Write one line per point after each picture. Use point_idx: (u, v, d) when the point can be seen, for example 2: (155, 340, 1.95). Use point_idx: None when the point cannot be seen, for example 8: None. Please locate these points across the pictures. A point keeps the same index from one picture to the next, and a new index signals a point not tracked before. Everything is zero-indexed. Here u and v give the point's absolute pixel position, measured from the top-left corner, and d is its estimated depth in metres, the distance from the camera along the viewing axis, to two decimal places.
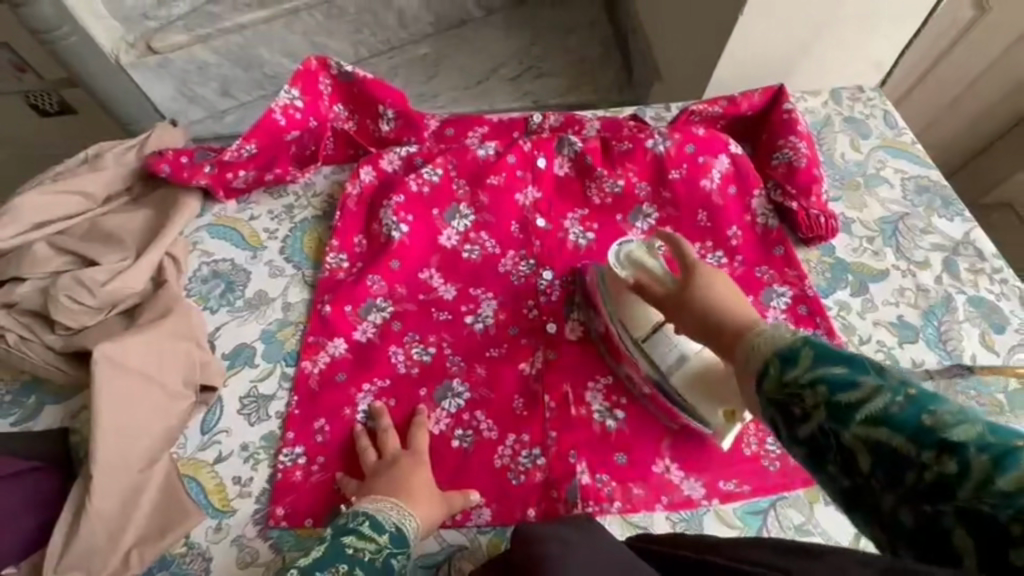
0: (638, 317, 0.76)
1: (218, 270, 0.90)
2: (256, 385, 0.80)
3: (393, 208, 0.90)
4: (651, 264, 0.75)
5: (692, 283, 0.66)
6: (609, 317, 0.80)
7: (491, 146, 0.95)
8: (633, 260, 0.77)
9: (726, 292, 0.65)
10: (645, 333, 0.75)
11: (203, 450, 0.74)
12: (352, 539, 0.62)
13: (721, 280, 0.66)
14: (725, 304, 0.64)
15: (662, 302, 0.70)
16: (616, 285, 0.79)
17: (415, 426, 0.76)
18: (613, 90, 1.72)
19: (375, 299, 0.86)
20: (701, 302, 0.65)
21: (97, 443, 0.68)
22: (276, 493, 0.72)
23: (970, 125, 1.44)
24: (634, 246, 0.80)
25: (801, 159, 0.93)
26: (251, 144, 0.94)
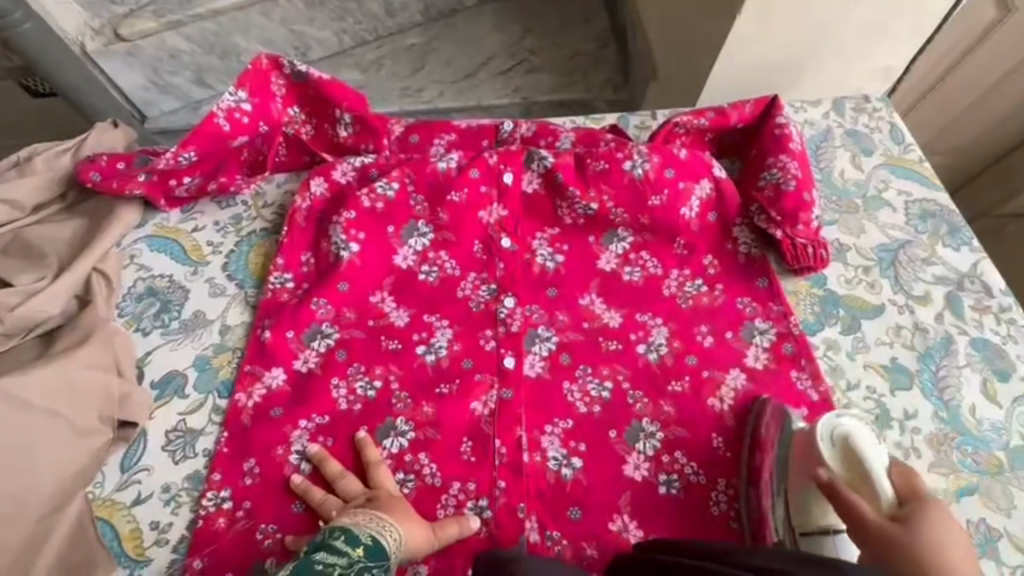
0: (813, 509, 0.63)
1: (155, 287, 0.83)
2: (184, 418, 0.74)
3: (342, 226, 0.83)
4: (870, 464, 0.60)
5: (917, 526, 0.54)
6: (772, 486, 0.67)
7: (454, 159, 0.87)
8: (848, 444, 0.62)
9: (942, 527, 0.53)
10: (807, 527, 0.63)
11: (122, 490, 0.69)
12: (323, 555, 0.57)
13: (951, 526, 0.54)
14: (956, 562, 0.51)
15: (870, 535, 0.55)
16: (807, 472, 0.64)
17: (371, 465, 0.70)
18: (608, 87, 1.63)
19: (320, 325, 0.80)
20: (924, 562, 0.51)
21: None
22: (195, 542, 0.66)
23: (985, 130, 1.31)
24: (856, 428, 0.63)
25: (789, 181, 0.84)
26: (189, 151, 0.87)
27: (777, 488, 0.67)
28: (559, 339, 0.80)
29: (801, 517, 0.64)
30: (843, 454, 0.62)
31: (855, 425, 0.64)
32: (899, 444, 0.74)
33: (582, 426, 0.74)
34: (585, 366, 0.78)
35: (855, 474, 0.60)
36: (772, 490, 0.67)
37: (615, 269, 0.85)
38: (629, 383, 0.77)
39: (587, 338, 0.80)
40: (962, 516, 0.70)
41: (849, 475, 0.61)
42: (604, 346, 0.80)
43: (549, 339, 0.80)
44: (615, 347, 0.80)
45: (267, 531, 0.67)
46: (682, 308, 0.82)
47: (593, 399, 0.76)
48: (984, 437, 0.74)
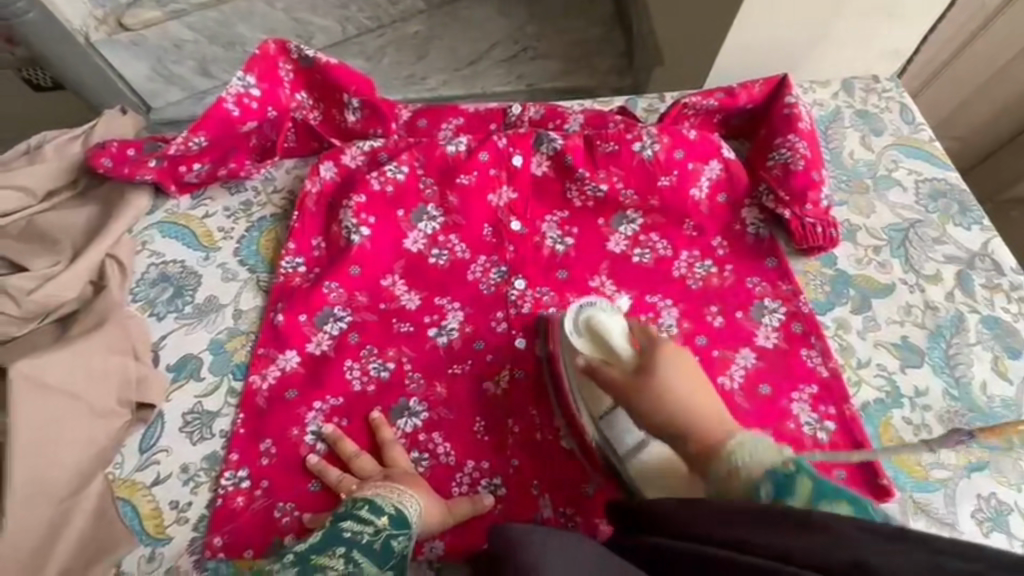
0: (596, 393, 0.70)
1: (167, 272, 0.84)
2: (200, 401, 0.74)
3: (353, 210, 0.83)
4: (612, 339, 0.68)
5: (654, 372, 0.64)
6: (567, 378, 0.73)
7: (463, 141, 0.87)
8: (592, 329, 0.70)
9: (676, 372, 0.64)
10: (601, 412, 0.69)
11: (141, 471, 0.70)
12: (350, 523, 0.61)
13: (691, 367, 0.65)
14: (676, 381, 0.63)
15: (617, 389, 0.65)
16: (576, 369, 0.71)
17: (386, 442, 0.71)
18: (613, 73, 1.62)
19: (332, 308, 0.80)
20: (656, 398, 0.62)
21: (17, 467, 0.64)
22: (214, 521, 0.67)
23: (995, 112, 1.26)
24: (598, 309, 0.72)
25: (799, 161, 0.84)
26: (200, 136, 0.87)
27: (574, 386, 0.72)
28: None
29: (604, 433, 0.69)
30: (589, 338, 0.70)
31: (597, 304, 0.72)
32: (910, 421, 0.75)
33: None
34: None
35: (604, 350, 0.69)
36: (570, 385, 0.72)
37: (625, 251, 0.86)
38: None
39: None
40: (973, 491, 0.71)
41: (599, 353, 0.69)
42: None
43: None
44: None
45: (285, 509, 0.68)
46: (692, 289, 0.83)
47: None
48: (996, 414, 0.75)
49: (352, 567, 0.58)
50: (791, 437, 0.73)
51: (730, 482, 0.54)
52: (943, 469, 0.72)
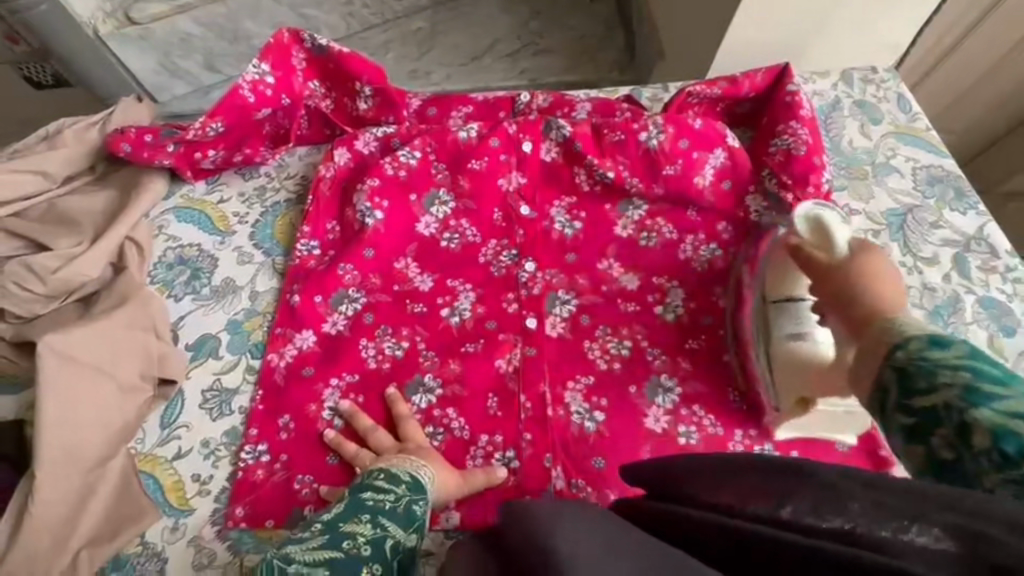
0: (786, 280, 0.72)
1: (185, 255, 0.86)
2: (219, 378, 0.76)
3: (367, 194, 0.85)
4: (835, 233, 0.66)
5: (854, 263, 0.59)
6: (756, 285, 0.77)
7: (474, 128, 0.89)
8: (818, 222, 0.68)
9: (876, 269, 0.58)
10: (778, 296, 0.72)
11: (163, 446, 0.71)
12: (370, 493, 0.62)
13: (887, 277, 0.58)
14: (876, 276, 0.57)
15: (811, 265, 0.63)
16: (778, 261, 0.73)
17: (400, 419, 0.73)
18: (615, 69, 1.65)
19: (347, 290, 0.82)
20: (852, 275, 0.58)
21: (44, 439, 0.65)
22: (236, 492, 0.69)
23: (1003, 98, 1.27)
24: (830, 213, 0.70)
25: (800, 146, 0.86)
26: (217, 121, 0.89)
27: (758, 294, 0.76)
28: (579, 302, 0.83)
29: (771, 315, 0.73)
30: (809, 229, 0.69)
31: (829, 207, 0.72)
32: None
33: (603, 381, 0.77)
34: (605, 326, 0.81)
35: (820, 238, 0.67)
36: (756, 291, 0.76)
37: (632, 235, 0.88)
38: (647, 341, 0.80)
39: (606, 301, 0.83)
40: None
41: (812, 238, 0.68)
42: (622, 308, 0.83)
43: (569, 301, 0.83)
44: (633, 308, 0.83)
45: (304, 482, 0.70)
46: (698, 270, 0.86)
47: (613, 356, 0.79)
48: None
49: (378, 530, 0.59)
50: None
51: (880, 339, 0.46)
52: None
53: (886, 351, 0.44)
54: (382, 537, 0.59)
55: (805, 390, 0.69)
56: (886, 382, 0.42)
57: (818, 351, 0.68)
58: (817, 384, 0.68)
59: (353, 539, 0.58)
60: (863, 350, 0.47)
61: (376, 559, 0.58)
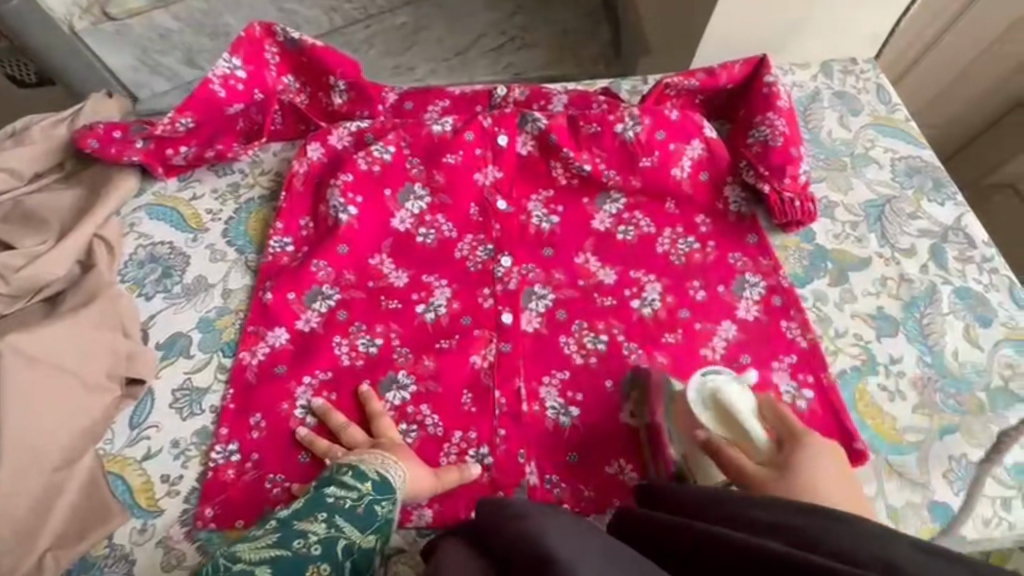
0: (713, 470, 0.67)
1: (157, 253, 0.85)
2: (190, 377, 0.75)
3: (340, 189, 0.84)
4: (743, 419, 0.64)
5: (793, 469, 0.60)
6: (674, 444, 0.70)
7: (448, 122, 0.88)
8: (720, 402, 0.66)
9: (813, 460, 0.60)
10: (712, 486, 0.67)
11: (132, 446, 0.70)
12: (333, 489, 0.62)
13: (824, 469, 0.60)
14: (822, 488, 0.59)
15: (756, 489, 0.60)
16: (690, 440, 0.69)
17: (375, 413, 0.72)
18: (599, 63, 1.64)
19: (321, 286, 0.81)
20: (805, 497, 0.58)
21: (7, 440, 0.64)
22: (205, 492, 0.68)
23: (986, 93, 1.27)
24: (722, 378, 0.68)
25: (777, 138, 0.86)
26: (186, 116, 0.88)
27: (677, 460, 0.69)
28: (555, 297, 0.82)
29: None
30: (716, 414, 0.67)
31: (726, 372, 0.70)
32: (885, 387, 0.77)
33: (579, 376, 0.76)
34: (581, 321, 0.81)
35: (735, 431, 0.65)
36: (675, 459, 0.70)
37: (610, 229, 0.88)
38: (624, 336, 0.80)
39: (583, 295, 0.83)
40: (945, 452, 0.73)
41: (725, 428, 0.66)
42: (599, 302, 0.82)
43: (546, 296, 0.82)
44: (609, 302, 0.82)
45: (275, 481, 0.69)
46: (676, 264, 0.86)
47: (589, 351, 0.78)
48: (967, 379, 0.77)
49: (332, 531, 0.59)
50: None
51: None
52: (916, 432, 0.74)
53: None
54: (336, 537, 0.59)
55: None
56: None
57: None
58: None
59: (305, 538, 0.58)
60: None
61: (325, 559, 0.57)
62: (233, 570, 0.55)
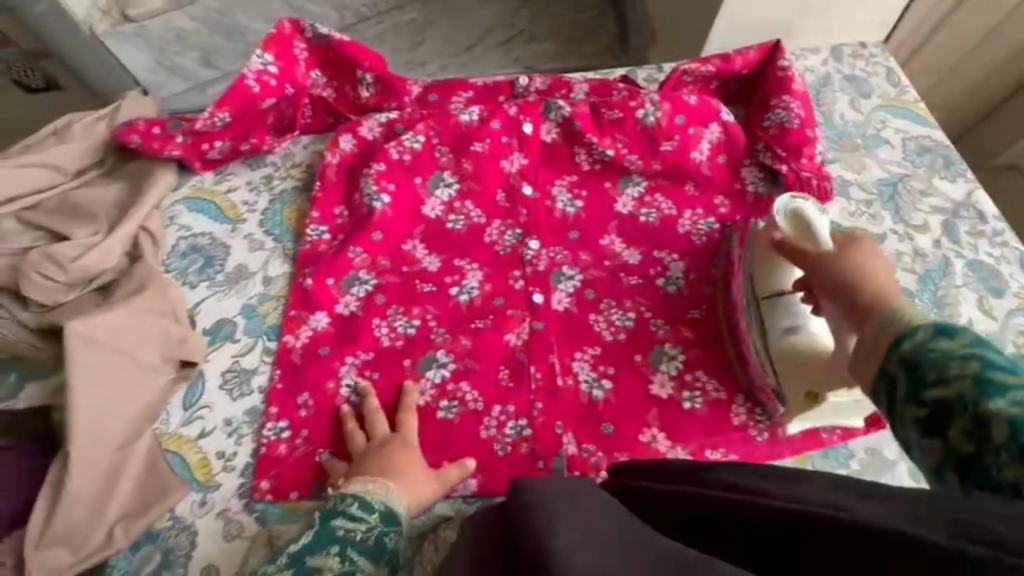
0: (773, 277, 0.75)
1: (197, 244, 0.88)
2: (237, 359, 0.79)
3: (374, 177, 0.87)
4: (816, 225, 0.71)
5: (849, 252, 0.59)
6: (741, 284, 0.79)
7: (475, 112, 0.91)
8: (800, 216, 0.74)
9: (873, 260, 0.58)
10: (767, 291, 0.75)
11: (187, 426, 0.74)
12: (341, 521, 0.61)
13: (878, 260, 0.58)
14: (877, 273, 0.56)
15: (801, 256, 0.63)
16: (763, 245, 0.76)
17: (404, 413, 0.74)
18: (606, 55, 1.67)
19: (357, 272, 0.85)
20: (849, 267, 0.57)
21: (74, 420, 0.67)
22: (260, 467, 0.71)
23: (982, 82, 1.31)
24: (809, 206, 0.76)
25: (794, 119, 0.89)
26: (224, 112, 0.91)
27: (746, 289, 0.78)
28: (583, 277, 0.85)
29: (763, 311, 0.75)
30: (794, 223, 0.74)
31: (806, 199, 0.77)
32: None
33: (610, 351, 0.80)
34: (610, 300, 0.84)
35: (803, 231, 0.72)
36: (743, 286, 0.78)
37: (632, 211, 0.91)
38: (651, 313, 0.83)
39: (610, 275, 0.86)
40: None
41: (795, 232, 0.73)
42: (626, 281, 0.85)
43: (574, 277, 0.85)
44: (636, 281, 0.85)
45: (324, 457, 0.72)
46: (697, 243, 0.88)
47: (618, 328, 0.82)
48: None
49: (347, 564, 0.59)
50: None
51: (888, 327, 0.45)
52: None
53: (891, 344, 0.43)
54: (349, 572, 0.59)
55: (814, 384, 0.70)
56: (895, 374, 0.42)
57: (818, 342, 0.71)
58: (818, 374, 0.70)
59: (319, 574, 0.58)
60: (863, 344, 0.46)
61: None
62: None
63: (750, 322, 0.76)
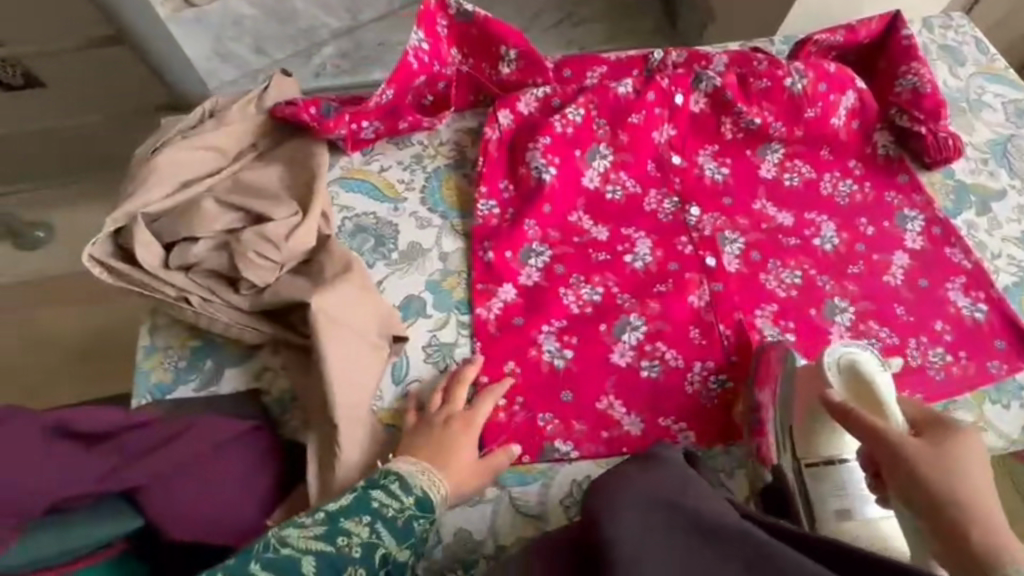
0: (818, 441, 0.70)
1: (362, 224, 0.87)
2: (435, 334, 0.80)
3: (541, 150, 0.89)
4: (877, 387, 0.67)
5: (940, 451, 0.55)
6: (775, 421, 0.73)
7: (630, 84, 0.93)
8: (855, 371, 0.70)
9: (973, 463, 0.54)
10: (813, 458, 0.70)
11: (402, 400, 0.75)
12: (379, 493, 0.62)
13: (976, 457, 0.55)
14: (978, 481, 0.53)
15: (881, 441, 0.57)
16: (808, 394, 0.72)
17: (489, 393, 0.74)
18: (656, 35, 1.66)
19: (532, 244, 0.86)
20: (949, 475, 0.53)
21: (332, 394, 0.69)
22: (488, 435, 0.74)
23: (1006, 48, 1.46)
24: (865, 357, 0.71)
25: (926, 85, 0.95)
26: (391, 89, 0.90)
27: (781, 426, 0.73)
28: (746, 240, 0.89)
29: (807, 478, 0.70)
30: (849, 381, 0.70)
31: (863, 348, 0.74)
32: None
33: (785, 307, 0.84)
34: (774, 259, 0.88)
35: (862, 392, 0.68)
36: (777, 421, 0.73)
37: (776, 176, 0.95)
38: (815, 271, 0.88)
39: (769, 237, 0.90)
40: None
41: (855, 395, 0.68)
42: (785, 242, 0.90)
43: (737, 240, 0.89)
44: (795, 242, 0.90)
45: (547, 419, 0.75)
46: (842, 205, 0.94)
47: (788, 285, 0.86)
48: None
49: (374, 537, 0.58)
50: (955, 319, 0.84)
51: None
52: None
53: None
54: (374, 545, 0.58)
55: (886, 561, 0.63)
56: None
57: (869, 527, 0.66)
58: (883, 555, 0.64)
59: (348, 537, 0.57)
60: None
61: (363, 564, 0.57)
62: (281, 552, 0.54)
63: (786, 467, 0.72)
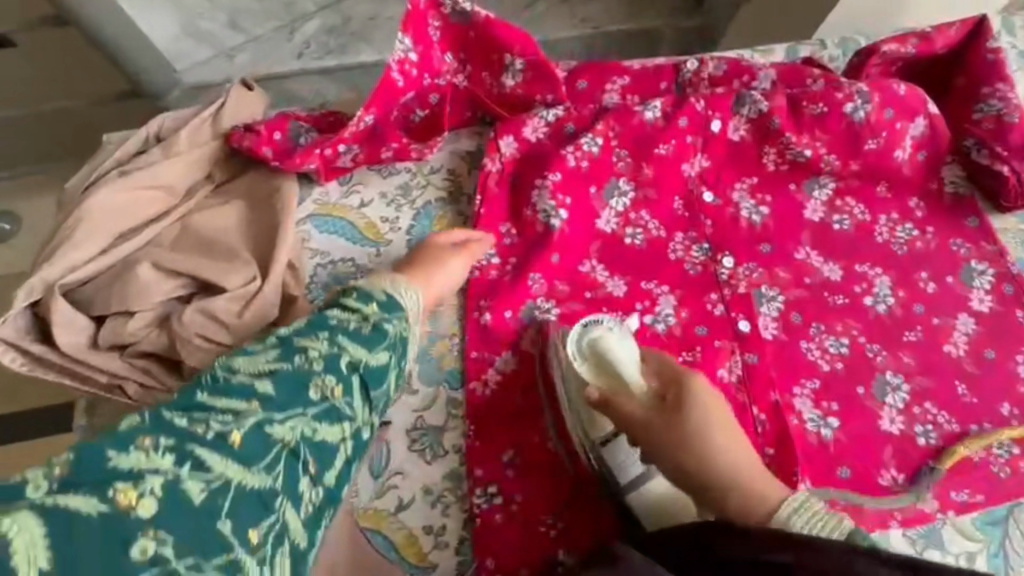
0: (601, 417, 0.65)
1: (339, 273, 0.74)
2: (421, 415, 0.69)
3: (550, 189, 0.75)
4: (616, 364, 0.65)
5: (670, 411, 0.60)
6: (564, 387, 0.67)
7: (658, 107, 0.79)
8: (597, 351, 0.66)
9: (702, 412, 0.60)
10: (602, 434, 0.64)
11: (382, 497, 0.66)
12: (337, 312, 0.58)
13: (705, 398, 0.61)
14: (709, 430, 0.59)
15: (633, 421, 0.61)
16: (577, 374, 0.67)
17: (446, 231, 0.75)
18: (680, 16, 1.40)
19: (536, 301, 0.74)
20: (685, 436, 0.59)
21: None
22: (478, 544, 0.64)
23: None
24: (600, 328, 0.68)
25: (1012, 111, 0.80)
26: (370, 115, 0.77)
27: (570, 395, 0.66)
28: (786, 298, 0.77)
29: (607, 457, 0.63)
30: (593, 364, 0.66)
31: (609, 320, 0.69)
32: None
33: (830, 384, 0.73)
34: (818, 323, 0.76)
35: (609, 378, 0.65)
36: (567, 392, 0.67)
37: (824, 218, 0.81)
38: (864, 338, 0.75)
39: (812, 294, 0.77)
40: None
41: (602, 378, 0.65)
42: (831, 301, 0.77)
43: (776, 297, 0.77)
44: (842, 301, 0.77)
45: (548, 522, 0.65)
46: (900, 255, 0.80)
47: (833, 356, 0.74)
48: None
49: (334, 347, 0.55)
50: None
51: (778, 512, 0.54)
52: None
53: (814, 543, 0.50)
54: (338, 355, 0.54)
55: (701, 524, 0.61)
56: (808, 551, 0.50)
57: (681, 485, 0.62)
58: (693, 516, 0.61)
59: (304, 353, 0.54)
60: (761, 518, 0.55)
61: (328, 374, 0.53)
62: (232, 382, 0.51)
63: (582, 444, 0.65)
